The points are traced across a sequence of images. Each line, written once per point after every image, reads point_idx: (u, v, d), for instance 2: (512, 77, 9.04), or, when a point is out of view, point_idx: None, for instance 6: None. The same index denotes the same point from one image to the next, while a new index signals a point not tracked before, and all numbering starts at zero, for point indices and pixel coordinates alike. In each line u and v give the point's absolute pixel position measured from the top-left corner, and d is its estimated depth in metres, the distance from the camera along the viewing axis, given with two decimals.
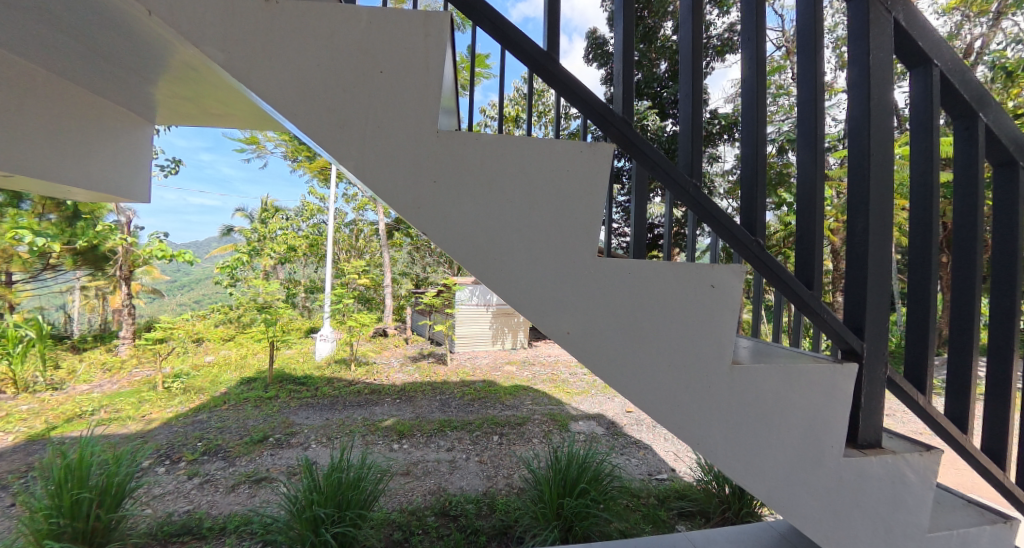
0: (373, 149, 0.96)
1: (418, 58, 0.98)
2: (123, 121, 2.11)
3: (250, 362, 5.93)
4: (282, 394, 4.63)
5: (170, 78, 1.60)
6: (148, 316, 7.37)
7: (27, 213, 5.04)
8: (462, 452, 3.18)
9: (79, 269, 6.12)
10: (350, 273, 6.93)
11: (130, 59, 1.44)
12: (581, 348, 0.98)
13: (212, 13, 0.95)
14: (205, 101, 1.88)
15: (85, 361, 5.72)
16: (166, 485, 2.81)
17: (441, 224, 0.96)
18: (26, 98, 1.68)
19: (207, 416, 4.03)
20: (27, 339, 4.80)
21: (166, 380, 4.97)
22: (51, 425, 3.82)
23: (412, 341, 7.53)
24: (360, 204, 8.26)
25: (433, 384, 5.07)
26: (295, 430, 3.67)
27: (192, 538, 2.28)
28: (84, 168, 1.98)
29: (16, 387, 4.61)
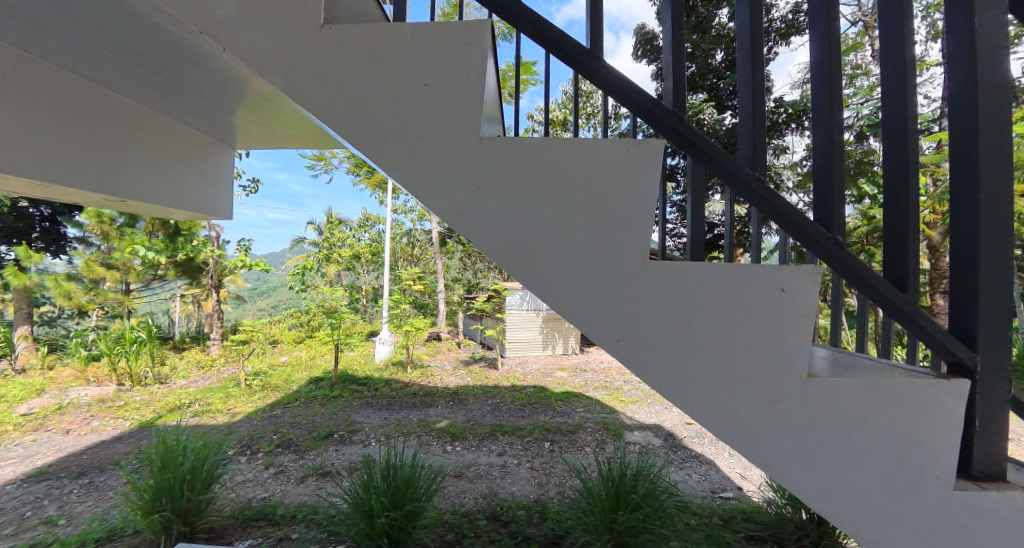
0: (421, 162, 0.99)
1: (459, 68, 0.99)
2: (208, 149, 2.33)
3: (318, 363, 6.28)
4: (345, 394, 4.86)
5: (242, 106, 1.74)
6: (235, 320, 8.01)
7: (140, 232, 6.02)
8: (514, 458, 3.17)
9: (178, 280, 6.79)
10: (406, 279, 7.19)
11: (208, 91, 1.58)
12: (631, 357, 0.95)
13: (270, 42, 1.01)
14: (276, 125, 2.03)
15: (184, 358, 6.34)
16: (246, 473, 3.02)
17: (489, 234, 0.97)
18: (132, 130, 1.90)
19: (281, 412, 4.32)
20: (141, 340, 5.41)
21: (247, 377, 5.39)
22: (157, 414, 4.30)
23: (465, 345, 7.64)
24: (418, 213, 8.56)
25: (484, 388, 5.13)
26: (356, 428, 3.84)
27: (267, 523, 2.43)
28: (180, 193, 2.19)
29: (132, 380, 5.21)
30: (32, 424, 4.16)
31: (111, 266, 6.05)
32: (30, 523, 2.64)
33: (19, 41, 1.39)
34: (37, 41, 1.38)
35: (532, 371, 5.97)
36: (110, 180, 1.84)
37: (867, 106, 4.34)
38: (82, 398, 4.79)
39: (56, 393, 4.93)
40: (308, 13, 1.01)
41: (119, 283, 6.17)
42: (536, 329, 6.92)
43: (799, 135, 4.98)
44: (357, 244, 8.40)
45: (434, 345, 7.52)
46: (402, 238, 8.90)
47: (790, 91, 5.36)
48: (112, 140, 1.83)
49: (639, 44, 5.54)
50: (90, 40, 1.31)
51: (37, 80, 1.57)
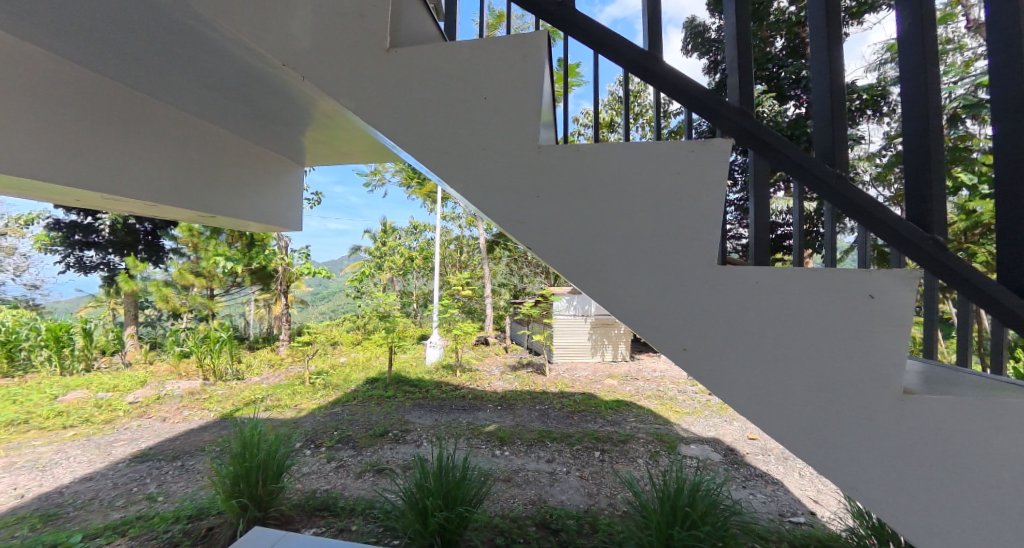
0: (481, 172, 1.01)
1: (516, 79, 1.01)
2: (281, 167, 2.50)
3: (373, 364, 6.55)
4: (398, 394, 5.03)
5: (311, 127, 1.87)
6: (300, 323, 8.55)
7: (222, 244, 6.56)
8: (563, 465, 3.14)
9: (252, 287, 7.38)
10: (455, 285, 7.35)
11: (282, 114, 1.71)
12: (699, 368, 0.91)
13: (341, 67, 1.07)
14: (338, 143, 2.14)
15: (257, 357, 6.85)
16: (311, 466, 3.21)
17: (550, 242, 0.97)
18: (217, 153, 2.08)
19: (341, 409, 4.55)
20: (223, 340, 5.93)
21: (311, 376, 5.74)
22: (234, 408, 4.71)
23: (512, 350, 7.68)
24: (465, 220, 8.74)
25: (532, 393, 5.12)
26: (410, 427, 3.96)
27: (329, 514, 2.56)
28: (258, 208, 2.36)
29: (215, 375, 5.74)
30: (137, 411, 4.77)
31: (199, 275, 6.63)
32: (136, 497, 3.02)
33: (127, 79, 1.58)
34: (144, 79, 1.55)
35: (580, 378, 5.89)
36: (200, 199, 2.02)
37: (961, 84, 3.79)
38: (175, 390, 5.35)
39: (155, 385, 5.54)
40: (375, 38, 1.07)
41: (205, 288, 6.77)
42: (585, 334, 6.84)
43: (875, 123, 4.57)
44: (408, 251, 8.69)
45: (481, 349, 7.62)
46: (450, 245, 9.12)
47: (865, 75, 4.90)
48: (200, 163, 2.01)
49: (690, 38, 5.36)
50: (186, 76, 1.46)
51: (140, 113, 1.76)
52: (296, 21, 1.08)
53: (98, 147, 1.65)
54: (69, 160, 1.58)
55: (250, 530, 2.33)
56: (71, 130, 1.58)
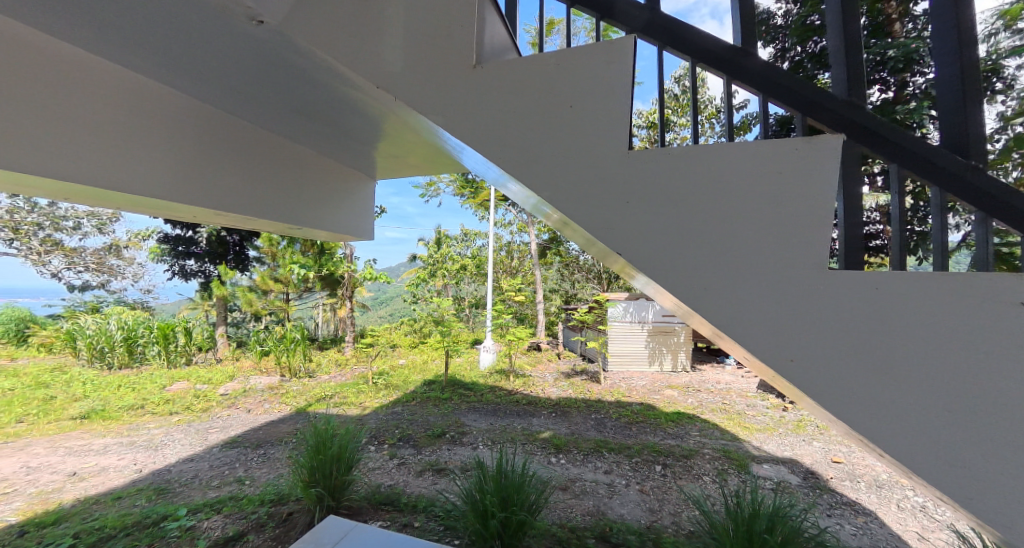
0: (571, 182, 1.03)
1: (604, 87, 1.04)
2: (355, 180, 2.75)
3: (430, 366, 6.75)
4: (454, 397, 5.14)
5: (388, 143, 2.05)
6: (363, 325, 8.98)
7: (295, 252, 7.13)
8: (621, 477, 3.06)
9: (320, 292, 7.80)
10: (509, 290, 7.38)
11: (359, 128, 1.87)
12: (807, 378, 0.92)
13: (431, 88, 1.13)
14: (409, 157, 2.31)
15: (326, 357, 7.29)
16: (375, 462, 3.36)
17: (646, 251, 0.99)
18: (305, 170, 2.33)
19: (401, 409, 4.73)
20: (297, 340, 6.39)
21: (374, 376, 6.01)
22: (306, 403, 5.04)
23: (566, 356, 7.61)
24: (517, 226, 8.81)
25: (587, 402, 5.04)
26: (465, 430, 4.04)
27: (393, 508, 2.67)
28: (337, 219, 2.60)
29: (290, 372, 6.20)
30: (227, 402, 5.26)
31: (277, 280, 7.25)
32: (228, 479, 3.33)
33: (241, 110, 1.82)
34: (256, 110, 1.78)
35: (637, 387, 5.73)
36: (292, 212, 2.27)
37: None
38: (257, 385, 5.84)
39: (240, 380, 6.06)
40: (462, 56, 1.11)
41: (281, 292, 7.35)
42: (642, 342, 6.65)
43: None
44: (461, 257, 8.88)
45: (534, 355, 7.61)
46: (501, 250, 9.21)
47: None
48: (292, 180, 2.26)
49: None
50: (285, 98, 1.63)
51: (246, 139, 2.01)
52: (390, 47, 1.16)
53: (203, 167, 1.86)
54: (181, 180, 1.79)
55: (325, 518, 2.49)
56: (181, 154, 1.79)
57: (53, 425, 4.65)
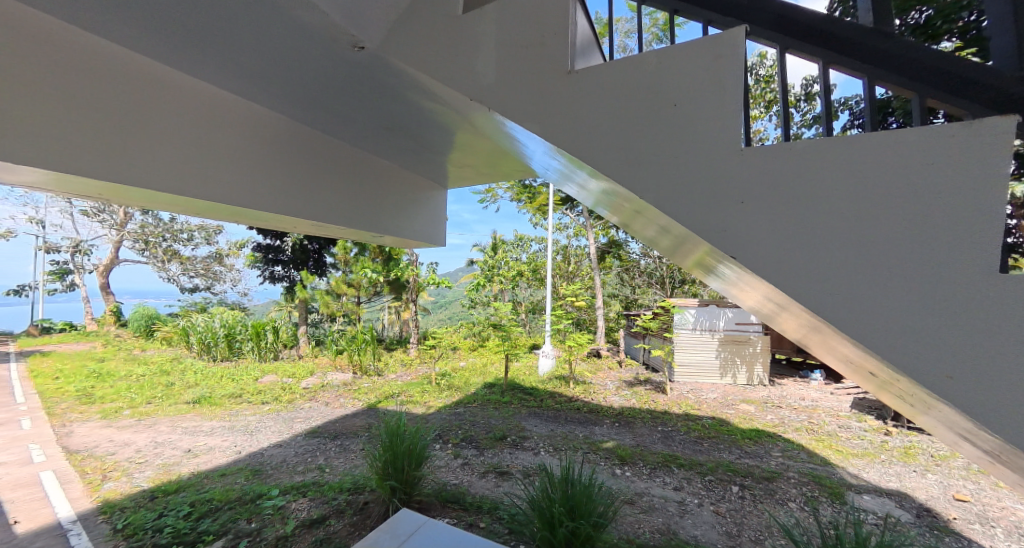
0: (676, 185, 1.00)
1: (710, 82, 0.99)
2: (428, 191, 2.96)
3: (490, 369, 6.83)
4: (515, 401, 5.18)
5: (459, 151, 2.23)
6: (426, 328, 9.30)
7: (365, 259, 7.55)
8: (694, 496, 2.90)
9: (387, 295, 8.22)
10: (567, 295, 7.38)
11: (432, 138, 2.05)
12: (971, 400, 0.81)
13: (526, 95, 1.15)
14: (482, 164, 2.45)
15: (393, 357, 7.64)
16: (441, 460, 3.47)
17: (766, 257, 0.93)
18: (384, 182, 2.55)
19: (463, 410, 4.84)
20: (367, 340, 6.77)
21: (437, 377, 6.21)
22: (375, 400, 5.32)
23: (627, 365, 7.37)
24: (574, 230, 8.75)
25: (653, 413, 4.85)
26: (527, 434, 4.05)
27: (460, 507, 2.75)
28: (413, 226, 2.81)
29: (362, 370, 6.59)
30: (309, 395, 5.69)
31: (350, 284, 7.75)
32: (311, 465, 3.60)
33: (336, 127, 2.03)
34: (350, 125, 1.98)
35: (708, 400, 5.42)
36: (375, 220, 2.49)
37: None
38: (334, 380, 6.25)
39: (319, 376, 6.53)
40: (557, 61, 1.12)
41: (353, 296, 7.85)
42: (713, 352, 6.29)
43: None
44: (519, 262, 8.93)
45: (595, 362, 7.45)
46: (559, 255, 9.13)
47: None
48: (374, 191, 2.48)
49: None
50: (376, 106, 1.73)
51: (338, 155, 2.25)
52: (485, 56, 1.19)
53: (304, 182, 2.09)
54: (287, 195, 2.02)
55: (398, 511, 2.61)
56: (287, 171, 2.01)
57: (172, 407, 5.33)
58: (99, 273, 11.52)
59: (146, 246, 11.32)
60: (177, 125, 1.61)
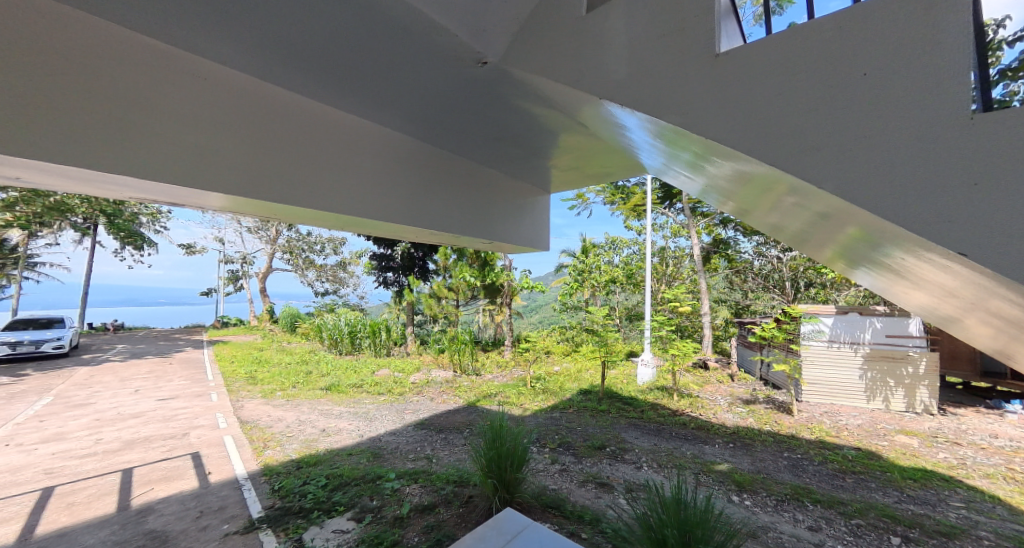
0: (864, 168, 0.86)
1: (908, 43, 0.83)
2: (532, 197, 3.03)
3: (585, 376, 6.68)
4: (612, 410, 5.03)
5: (562, 150, 2.26)
6: (521, 331, 9.49)
7: (463, 265, 7.95)
8: (836, 541, 2.54)
9: (482, 299, 8.54)
10: (669, 300, 7.01)
11: (537, 138, 2.10)
12: None
13: (668, 84, 1.08)
14: (592, 162, 2.43)
15: (490, 358, 7.89)
16: (540, 464, 3.54)
17: (1002, 243, 0.77)
18: (492, 189, 2.66)
19: (560, 415, 4.85)
20: (466, 340, 7.12)
21: (533, 381, 6.28)
22: (474, 399, 5.55)
23: (741, 379, 6.73)
24: (672, 230, 8.25)
25: (775, 435, 4.37)
26: (627, 446, 3.93)
27: (560, 513, 2.76)
28: (520, 232, 2.89)
29: (462, 369, 6.95)
30: (416, 389, 6.16)
31: (451, 288, 8.21)
32: (420, 455, 3.88)
33: (454, 137, 2.17)
34: (463, 133, 2.10)
35: (853, 427, 4.72)
36: (484, 226, 2.61)
37: None
38: (438, 377, 6.67)
39: (425, 372, 7.02)
40: (702, 45, 1.02)
41: (453, 299, 8.33)
42: (857, 371, 5.46)
43: None
44: (612, 266, 8.64)
45: (701, 374, 6.92)
46: (655, 257, 8.69)
47: None
48: (483, 198, 2.61)
49: None
50: (494, 104, 1.78)
51: (450, 166, 2.41)
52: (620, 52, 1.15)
53: (421, 194, 2.27)
54: (409, 206, 2.21)
55: (501, 509, 2.72)
56: (409, 184, 2.21)
57: (311, 391, 6.17)
58: (258, 277, 13.79)
59: (290, 255, 13.22)
60: (325, 150, 1.87)
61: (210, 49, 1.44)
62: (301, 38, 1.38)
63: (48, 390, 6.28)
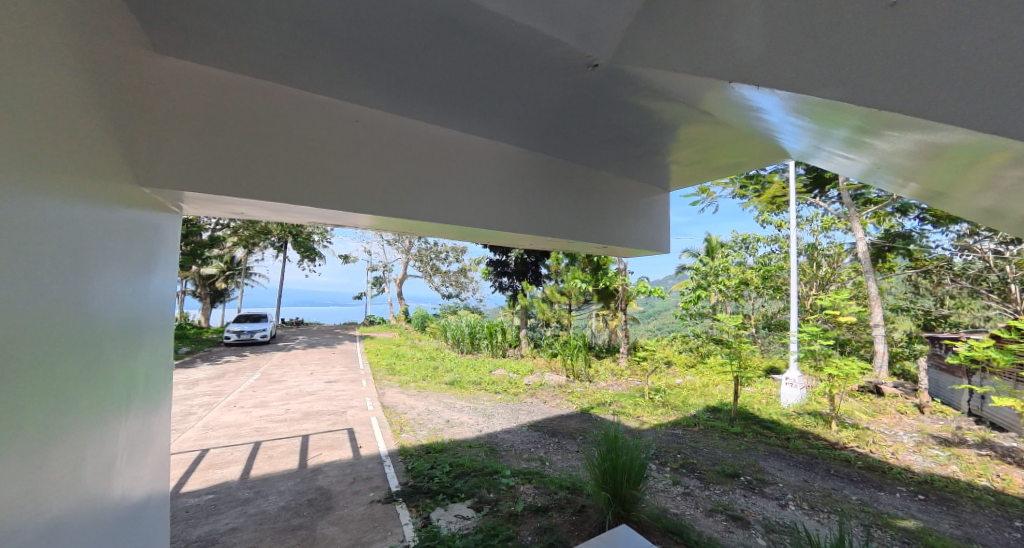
0: None
1: None
2: (651, 195, 2.68)
3: (712, 392, 5.95)
4: (747, 434, 4.38)
5: (680, 143, 1.93)
6: (636, 338, 8.94)
7: (575, 269, 7.76)
8: None
9: (596, 303, 8.22)
10: (824, 308, 5.94)
11: (649, 132, 1.82)
12: None
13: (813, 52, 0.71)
14: (719, 149, 2.01)
15: (604, 366, 7.49)
16: (659, 483, 3.19)
17: None
18: (601, 192, 2.39)
19: (682, 432, 4.38)
20: (580, 345, 6.93)
21: (651, 393, 5.80)
22: (588, 406, 5.33)
23: (935, 411, 5.36)
24: (823, 223, 7.00)
25: (993, 494, 3.33)
26: (768, 478, 3.35)
27: (682, 541, 2.43)
28: (636, 235, 2.57)
29: (575, 374, 6.77)
30: (530, 391, 6.14)
31: (563, 293, 8.09)
32: (534, 456, 3.80)
33: (551, 139, 1.94)
34: (560, 132, 1.87)
35: None
36: (596, 231, 2.36)
37: None
38: (551, 380, 6.58)
39: (538, 375, 6.99)
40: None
41: (565, 303, 8.22)
42: None
43: None
44: (744, 268, 7.62)
45: (872, 402, 5.70)
46: (801, 256, 7.46)
47: None
48: (591, 201, 2.35)
49: None
50: (598, 102, 1.55)
51: (554, 169, 2.19)
52: (743, 13, 0.83)
53: (528, 200, 2.08)
54: (520, 213, 2.04)
55: (615, 525, 2.48)
56: (515, 190, 2.04)
57: (437, 385, 6.56)
58: (396, 281, 15.35)
59: (421, 261, 14.45)
60: (429, 169, 1.77)
61: (307, 84, 1.45)
62: (377, 59, 1.30)
63: (258, 367, 7.88)
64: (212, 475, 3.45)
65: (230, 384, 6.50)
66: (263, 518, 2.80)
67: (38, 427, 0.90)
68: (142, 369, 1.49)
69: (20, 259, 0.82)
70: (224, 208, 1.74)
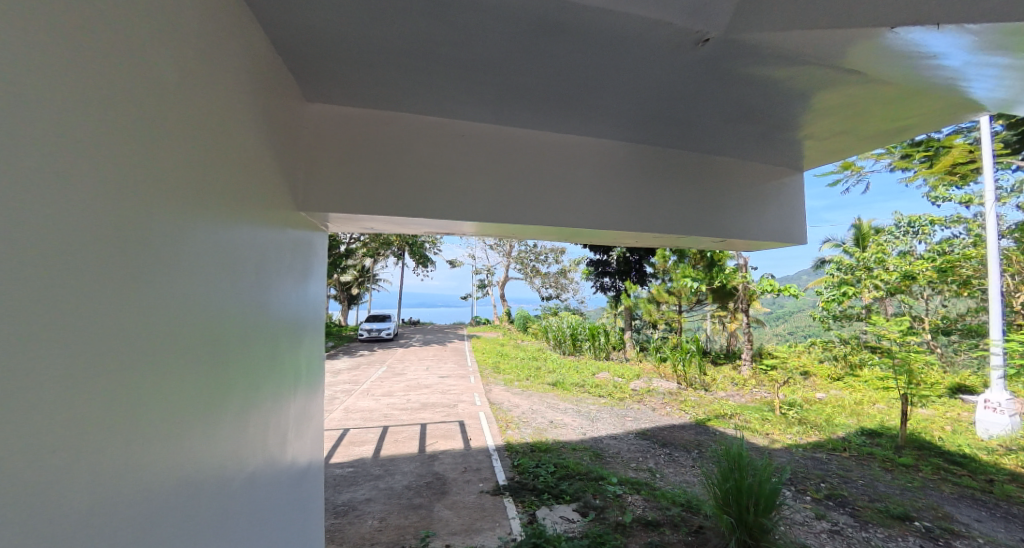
0: None
1: None
2: (785, 179, 2.15)
3: (867, 410, 4.92)
4: (922, 468, 3.47)
5: (825, 112, 1.48)
6: (761, 343, 7.86)
7: (685, 266, 7.06)
8: None
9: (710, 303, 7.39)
10: None
11: (773, 105, 1.40)
12: None
13: None
14: (882, 113, 1.50)
15: (722, 373, 6.68)
16: (794, 512, 2.64)
17: None
18: (719, 181, 1.97)
19: (828, 457, 3.63)
20: (693, 349, 6.27)
21: (784, 407, 4.98)
22: (706, 416, 4.74)
23: None
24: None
25: None
26: (958, 530, 2.56)
27: None
28: (765, 229, 2.08)
29: (687, 382, 6.14)
30: (637, 397, 5.69)
31: (671, 292, 7.43)
32: (642, 466, 3.42)
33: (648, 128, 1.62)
34: (659, 120, 1.54)
35: None
36: (715, 226, 1.95)
37: None
38: (660, 387, 6.04)
39: (646, 380, 6.47)
40: None
41: (674, 304, 7.52)
42: None
43: None
44: (907, 259, 6.21)
45: None
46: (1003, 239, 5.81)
47: None
48: (707, 194, 1.95)
49: None
50: (699, 78, 1.21)
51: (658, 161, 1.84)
52: None
53: (630, 197, 1.77)
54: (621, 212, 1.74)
55: None
56: (615, 187, 1.74)
57: (539, 385, 6.41)
58: (500, 284, 15.66)
59: (521, 263, 14.56)
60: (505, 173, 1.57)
61: (357, 96, 1.35)
62: (423, 59, 1.13)
63: (384, 360, 8.58)
64: (353, 450, 3.70)
65: (363, 374, 7.13)
66: (390, 493, 2.90)
67: (239, 391, 0.91)
68: (308, 350, 1.53)
69: (227, 231, 0.84)
70: (358, 226, 1.75)
